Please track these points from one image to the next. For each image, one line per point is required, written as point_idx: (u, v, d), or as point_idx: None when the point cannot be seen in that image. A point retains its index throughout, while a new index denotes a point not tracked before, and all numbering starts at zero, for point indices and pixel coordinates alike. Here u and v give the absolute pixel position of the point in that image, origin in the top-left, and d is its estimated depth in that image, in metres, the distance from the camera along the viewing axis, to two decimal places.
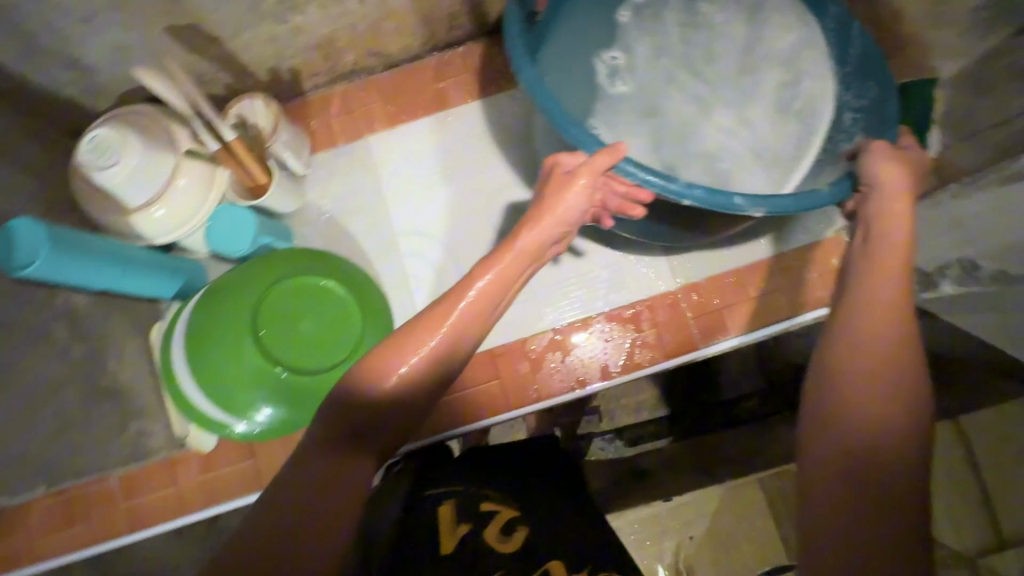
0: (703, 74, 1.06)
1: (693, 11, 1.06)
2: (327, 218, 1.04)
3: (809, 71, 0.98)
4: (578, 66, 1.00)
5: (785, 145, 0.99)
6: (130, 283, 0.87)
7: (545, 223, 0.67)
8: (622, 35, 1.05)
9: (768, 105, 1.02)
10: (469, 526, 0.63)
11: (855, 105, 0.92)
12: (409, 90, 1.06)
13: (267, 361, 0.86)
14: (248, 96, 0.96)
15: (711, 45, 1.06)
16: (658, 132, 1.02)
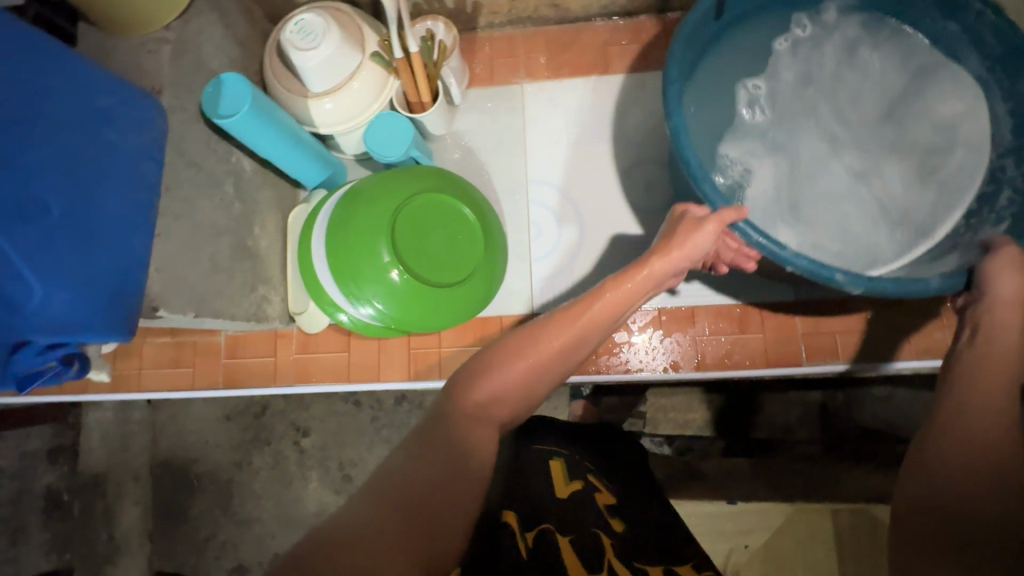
0: (849, 119, 0.94)
1: (855, 54, 0.94)
2: (467, 149, 1.09)
3: (963, 141, 0.87)
4: (718, 92, 0.92)
5: (921, 226, 0.88)
6: (289, 162, 0.93)
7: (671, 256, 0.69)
8: (772, 66, 0.94)
9: (912, 177, 0.90)
10: (580, 486, 0.74)
11: (1019, 187, 0.79)
12: (575, 48, 1.08)
13: (390, 260, 0.90)
14: (432, 18, 1.00)
15: (864, 98, 0.94)
16: (782, 182, 0.92)
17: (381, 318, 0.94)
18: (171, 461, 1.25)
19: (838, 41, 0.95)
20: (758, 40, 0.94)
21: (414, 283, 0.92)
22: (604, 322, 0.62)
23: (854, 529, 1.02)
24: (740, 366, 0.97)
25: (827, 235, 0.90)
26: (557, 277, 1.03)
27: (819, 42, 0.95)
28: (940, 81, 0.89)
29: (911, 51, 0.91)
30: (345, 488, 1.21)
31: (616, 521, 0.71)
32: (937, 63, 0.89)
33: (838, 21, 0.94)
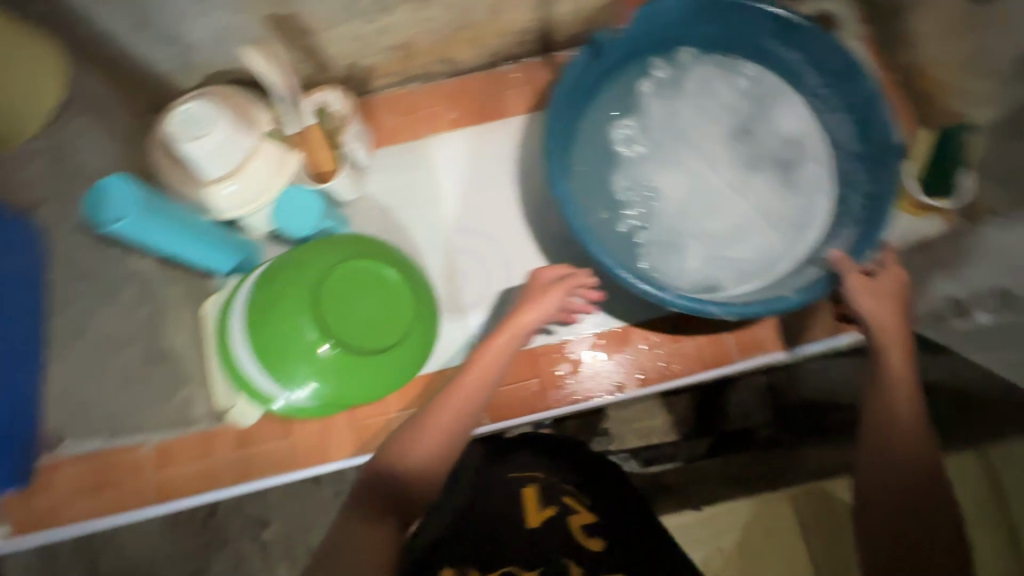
0: (719, 143, 0.99)
1: (713, 79, 1.00)
2: (382, 209, 1.09)
3: (815, 154, 0.96)
4: (592, 145, 0.99)
5: (797, 233, 0.94)
6: (194, 251, 0.89)
7: (505, 335, 0.80)
8: (639, 106, 1.00)
9: (784, 188, 0.97)
10: (554, 509, 0.86)
11: (867, 190, 0.91)
12: (471, 97, 1.12)
13: (319, 337, 0.88)
14: (325, 87, 1.01)
15: (729, 119, 0.99)
16: (670, 214, 0.96)
17: (319, 396, 0.91)
18: None
19: (694, 72, 1.00)
20: (621, 86, 1.00)
21: (345, 356, 0.89)
22: (482, 393, 0.77)
23: (811, 507, 1.07)
24: (678, 375, 1.00)
25: (720, 258, 0.95)
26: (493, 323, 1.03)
27: (678, 76, 1.01)
28: (787, 106, 0.99)
29: (759, 78, 1.00)
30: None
31: (592, 542, 0.84)
32: (781, 89, 0.99)
33: (691, 55, 1.00)
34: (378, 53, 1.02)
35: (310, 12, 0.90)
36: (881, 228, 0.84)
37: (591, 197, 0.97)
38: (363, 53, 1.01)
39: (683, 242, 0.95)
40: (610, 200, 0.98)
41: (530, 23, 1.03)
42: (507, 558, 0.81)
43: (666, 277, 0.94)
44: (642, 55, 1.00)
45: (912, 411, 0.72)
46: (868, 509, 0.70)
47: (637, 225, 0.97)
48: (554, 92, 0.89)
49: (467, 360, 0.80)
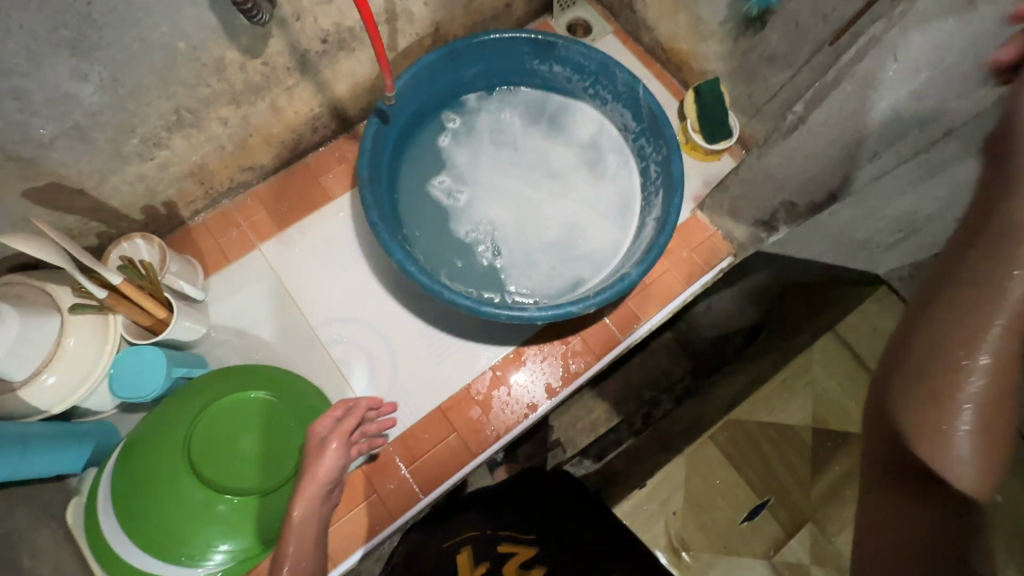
0: (528, 163, 1.07)
1: (499, 115, 1.10)
2: (239, 333, 1.03)
3: (608, 144, 1.08)
4: (419, 203, 1.03)
5: (624, 214, 1.04)
6: (37, 465, 0.80)
7: (308, 493, 0.77)
8: (447, 159, 1.07)
9: (598, 181, 1.07)
10: (487, 564, 0.87)
11: (656, 158, 1.01)
12: (290, 194, 1.10)
13: (215, 491, 0.81)
14: (125, 238, 0.95)
15: (527, 143, 1.09)
16: (514, 238, 1.02)
17: (236, 559, 0.81)
18: None
19: (482, 116, 1.10)
20: (424, 148, 1.07)
21: (249, 501, 0.82)
22: (312, 551, 0.73)
23: (733, 438, 1.17)
24: (577, 374, 1.05)
25: (572, 259, 1.01)
26: (391, 400, 1.01)
27: (470, 124, 1.09)
28: (570, 114, 1.10)
29: (536, 101, 1.11)
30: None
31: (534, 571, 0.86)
32: (558, 103, 1.11)
33: (474, 103, 1.10)
34: (172, 185, 0.97)
35: (74, 173, 0.83)
36: (677, 198, 0.93)
37: (436, 247, 1.01)
38: (155, 191, 0.95)
39: (534, 258, 1.01)
40: (456, 248, 1.01)
41: (319, 109, 1.05)
42: None
43: (532, 294, 0.98)
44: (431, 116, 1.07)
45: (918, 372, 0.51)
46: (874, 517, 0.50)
47: (490, 260, 1.01)
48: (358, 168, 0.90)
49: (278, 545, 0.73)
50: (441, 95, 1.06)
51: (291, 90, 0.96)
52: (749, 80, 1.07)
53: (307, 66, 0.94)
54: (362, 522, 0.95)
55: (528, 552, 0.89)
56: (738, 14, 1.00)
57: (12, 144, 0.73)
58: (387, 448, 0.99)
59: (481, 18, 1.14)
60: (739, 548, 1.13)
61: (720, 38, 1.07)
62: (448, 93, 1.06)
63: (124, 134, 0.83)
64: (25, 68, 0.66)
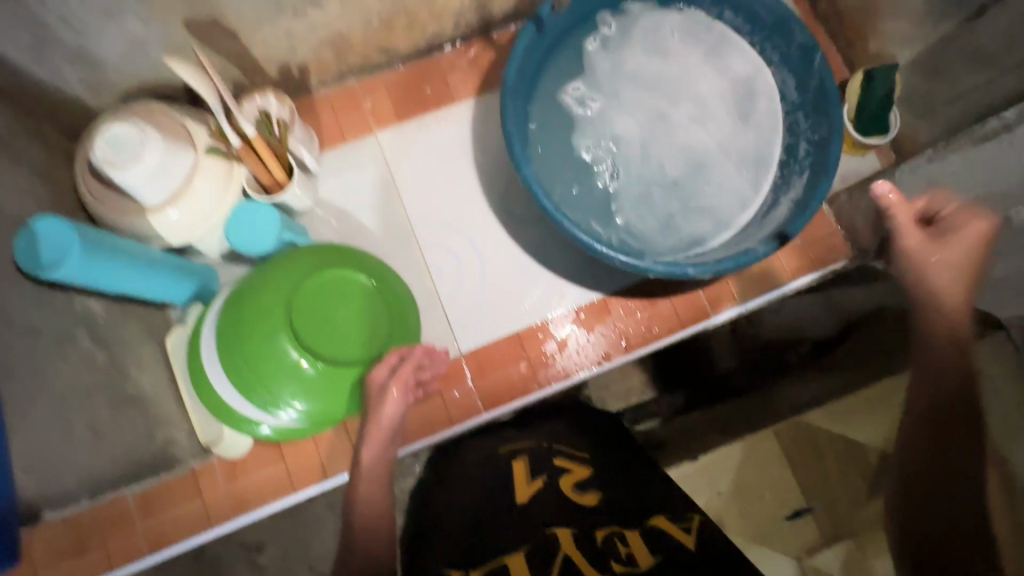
0: (671, 94, 0.99)
1: (659, 32, 1.00)
2: (341, 214, 1.05)
3: (764, 100, 0.98)
4: (548, 104, 0.99)
5: (755, 179, 0.97)
6: (150, 288, 0.84)
7: (371, 439, 0.83)
8: (589, 69, 1.00)
9: (739, 135, 0.99)
10: (544, 481, 0.75)
11: (811, 137, 0.93)
12: (415, 87, 1.08)
13: (306, 354, 0.86)
14: (260, 92, 0.95)
15: (677, 71, 1.00)
16: (636, 174, 0.98)
17: (308, 417, 0.88)
18: None
19: (638, 29, 1.00)
20: (567, 52, 1.00)
21: (330, 371, 0.87)
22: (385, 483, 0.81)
23: (796, 438, 1.13)
24: (657, 339, 1.03)
25: (688, 212, 0.97)
26: (471, 313, 1.03)
27: (623, 33, 1.00)
28: (735, 55, 0.99)
29: (703, 27, 1.00)
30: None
31: (588, 496, 0.72)
32: (726, 38, 0.99)
33: (636, 13, 1.00)
34: (311, 50, 0.96)
35: (234, 13, 0.82)
36: (825, 184, 0.87)
37: (552, 155, 0.98)
38: (294, 51, 0.95)
39: (650, 201, 0.97)
40: (574, 168, 0.98)
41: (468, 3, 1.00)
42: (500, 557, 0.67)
43: (636, 230, 0.96)
44: (586, 17, 0.98)
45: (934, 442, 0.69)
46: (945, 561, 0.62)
47: (602, 184, 0.98)
48: (506, 74, 0.87)
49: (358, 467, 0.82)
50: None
51: None
52: (934, 76, 0.96)
53: None
54: (422, 419, 0.99)
55: (584, 472, 0.76)
56: None
57: None
58: (458, 358, 1.01)
59: None
60: (773, 538, 1.10)
61: (918, 20, 0.95)
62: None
63: None
64: None
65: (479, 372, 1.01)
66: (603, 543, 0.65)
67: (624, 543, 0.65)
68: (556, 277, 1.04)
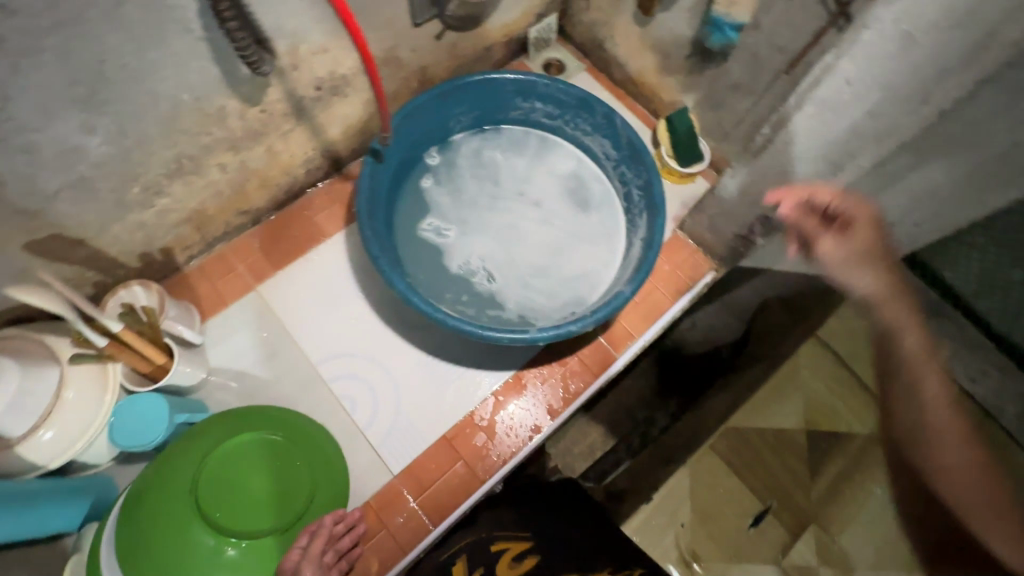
0: (512, 195, 1.12)
1: (480, 154, 1.16)
2: (237, 375, 1.03)
3: (587, 176, 1.15)
4: (411, 238, 1.07)
5: (609, 236, 1.09)
6: (32, 526, 0.77)
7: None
8: (433, 196, 1.11)
9: (581, 207, 1.13)
10: (482, 567, 0.86)
11: (638, 184, 1.07)
12: (285, 235, 1.12)
13: (222, 537, 0.80)
14: (123, 286, 0.95)
15: (509, 177, 1.14)
16: (508, 263, 1.06)
17: None
18: None
19: (464, 154, 1.15)
20: (411, 187, 1.11)
21: (254, 548, 0.81)
22: None
23: (731, 446, 1.20)
24: (578, 394, 1.07)
25: (565, 281, 1.06)
26: (395, 432, 1.02)
27: (452, 162, 1.14)
28: (549, 151, 1.17)
29: (515, 140, 1.18)
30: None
31: (527, 563, 0.87)
32: (536, 141, 1.18)
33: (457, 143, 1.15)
34: (170, 231, 0.98)
35: (76, 223, 0.84)
36: (659, 219, 1.00)
37: (431, 277, 1.04)
38: (152, 237, 0.96)
39: (529, 282, 1.05)
40: (453, 278, 1.05)
41: (312, 151, 1.08)
42: None
43: (527, 314, 1.02)
44: (417, 155, 1.11)
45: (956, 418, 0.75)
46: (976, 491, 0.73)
47: (484, 287, 1.05)
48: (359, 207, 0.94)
49: None
50: (427, 136, 1.11)
51: (288, 134, 1.00)
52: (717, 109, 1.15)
53: (303, 110, 0.98)
54: (372, 559, 0.93)
55: (522, 544, 0.91)
56: (701, 50, 1.08)
57: (16, 198, 0.74)
58: (393, 481, 0.99)
59: (466, 58, 1.21)
60: (747, 551, 1.14)
61: (688, 71, 1.15)
62: (432, 133, 1.12)
63: (126, 182, 0.85)
64: (38, 123, 0.68)
65: (418, 487, 0.98)
66: None
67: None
68: (466, 369, 1.07)
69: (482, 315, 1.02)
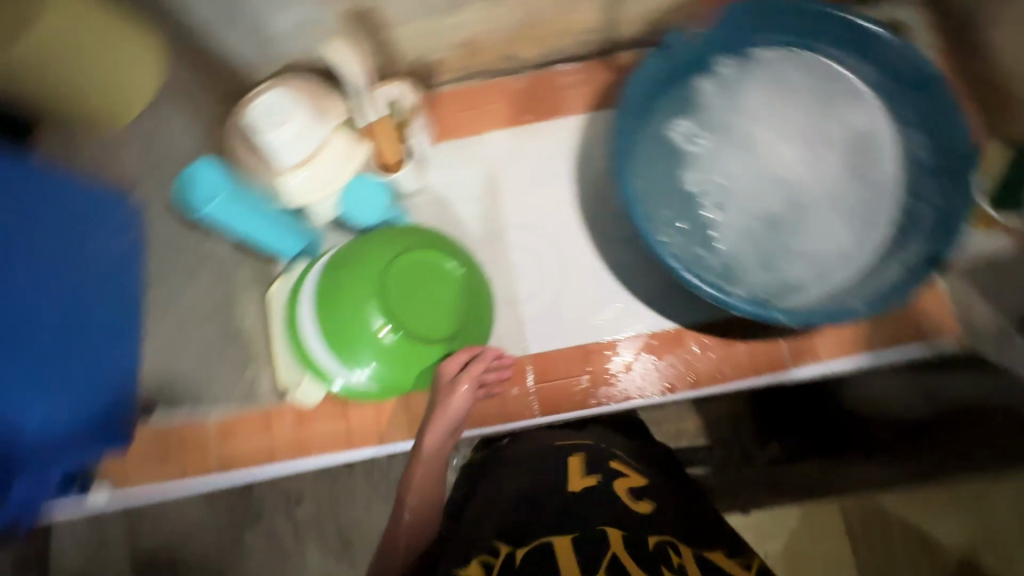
0: (782, 139, 0.99)
1: (777, 75, 0.99)
2: (439, 200, 1.11)
3: (888, 154, 0.95)
4: (657, 131, 0.98)
5: (870, 233, 0.93)
6: (269, 238, 0.95)
7: (439, 423, 0.91)
8: (699, 104, 1.00)
9: (851, 190, 0.96)
10: (596, 476, 0.74)
11: (937, 204, 0.89)
12: (531, 94, 1.13)
13: (386, 323, 0.92)
14: (392, 82, 1.02)
15: (791, 116, 0.99)
16: (737, 214, 0.97)
17: (378, 378, 0.94)
18: (156, 555, 1.15)
19: (760, 65, 0.99)
20: (683, 82, 1.00)
21: (408, 344, 0.93)
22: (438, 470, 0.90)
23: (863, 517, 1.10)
24: (726, 381, 1.01)
25: (789, 260, 0.95)
26: (544, 318, 1.05)
27: (741, 70, 1.00)
28: (859, 109, 0.97)
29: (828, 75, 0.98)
30: (346, 554, 1.18)
31: (641, 503, 0.70)
32: (850, 87, 0.97)
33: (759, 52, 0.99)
34: (444, 48, 1.04)
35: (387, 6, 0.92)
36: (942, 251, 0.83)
37: (656, 182, 0.98)
38: (430, 47, 1.03)
39: (749, 243, 0.96)
40: (676, 202, 0.97)
41: (597, 21, 1.04)
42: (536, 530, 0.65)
43: (731, 269, 0.95)
44: (708, 50, 0.98)
45: None
46: None
47: (704, 218, 0.97)
48: (621, 96, 0.90)
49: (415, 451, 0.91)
50: (729, 35, 0.96)
51: None
52: None
53: None
54: (479, 410, 1.02)
55: (638, 481, 0.74)
56: None
57: None
58: (523, 358, 1.04)
59: None
60: None
61: None
62: (738, 33, 0.96)
63: None
64: None
65: (542, 376, 1.03)
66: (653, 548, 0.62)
67: (674, 555, 0.62)
68: (634, 298, 1.04)
69: (689, 253, 0.95)
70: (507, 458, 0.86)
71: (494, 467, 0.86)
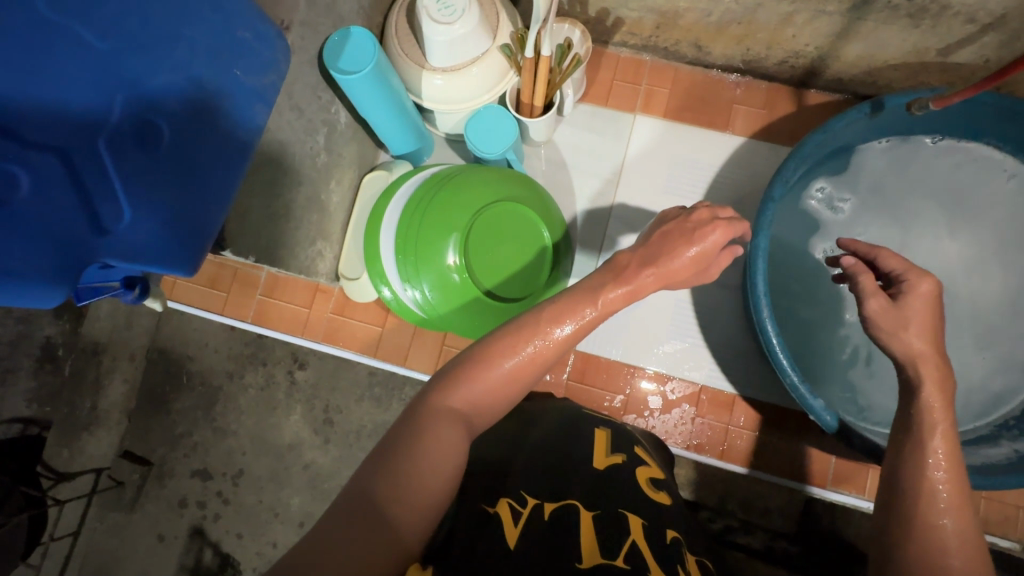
0: (935, 241, 0.92)
1: (963, 176, 0.92)
2: (560, 161, 1.05)
3: None
4: (813, 182, 0.93)
5: (980, 397, 0.89)
6: (385, 130, 0.92)
7: (660, 263, 0.63)
8: (863, 166, 0.94)
9: (987, 341, 0.90)
10: (622, 460, 0.66)
11: None
12: (699, 95, 1.04)
13: (458, 258, 0.87)
14: (570, 22, 0.95)
15: (956, 225, 0.92)
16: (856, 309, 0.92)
17: (425, 304, 0.91)
18: (167, 351, 1.16)
19: (946, 161, 0.92)
20: (863, 147, 0.93)
21: (472, 288, 0.88)
22: (560, 353, 0.59)
23: None
24: (758, 465, 0.95)
25: (878, 377, 0.90)
26: (609, 324, 1.00)
27: (924, 158, 0.93)
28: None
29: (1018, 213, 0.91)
30: (325, 431, 1.11)
31: (661, 495, 0.63)
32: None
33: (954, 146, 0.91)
34: (640, 10, 0.94)
35: None
36: None
37: (789, 231, 0.94)
38: (627, 4, 0.93)
39: (869, 353, 0.91)
40: (799, 265, 0.94)
41: (811, 49, 0.91)
42: (567, 494, 0.57)
43: (814, 357, 0.92)
44: (910, 131, 0.90)
45: (955, 497, 0.53)
46: (916, 507, 0.54)
47: (814, 289, 0.93)
48: (816, 133, 0.80)
49: (557, 306, 0.60)
50: (934, 129, 0.89)
51: (820, 14, 0.83)
52: None
53: (866, 5, 0.79)
54: None
55: (658, 474, 0.67)
56: None
57: None
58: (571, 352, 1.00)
59: None
60: None
61: None
62: (940, 134, 0.90)
63: None
64: None
65: (580, 378, 0.99)
66: (670, 547, 0.55)
67: (686, 561, 0.55)
68: (705, 348, 0.98)
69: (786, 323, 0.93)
70: (529, 410, 0.77)
71: (518, 417, 0.75)
